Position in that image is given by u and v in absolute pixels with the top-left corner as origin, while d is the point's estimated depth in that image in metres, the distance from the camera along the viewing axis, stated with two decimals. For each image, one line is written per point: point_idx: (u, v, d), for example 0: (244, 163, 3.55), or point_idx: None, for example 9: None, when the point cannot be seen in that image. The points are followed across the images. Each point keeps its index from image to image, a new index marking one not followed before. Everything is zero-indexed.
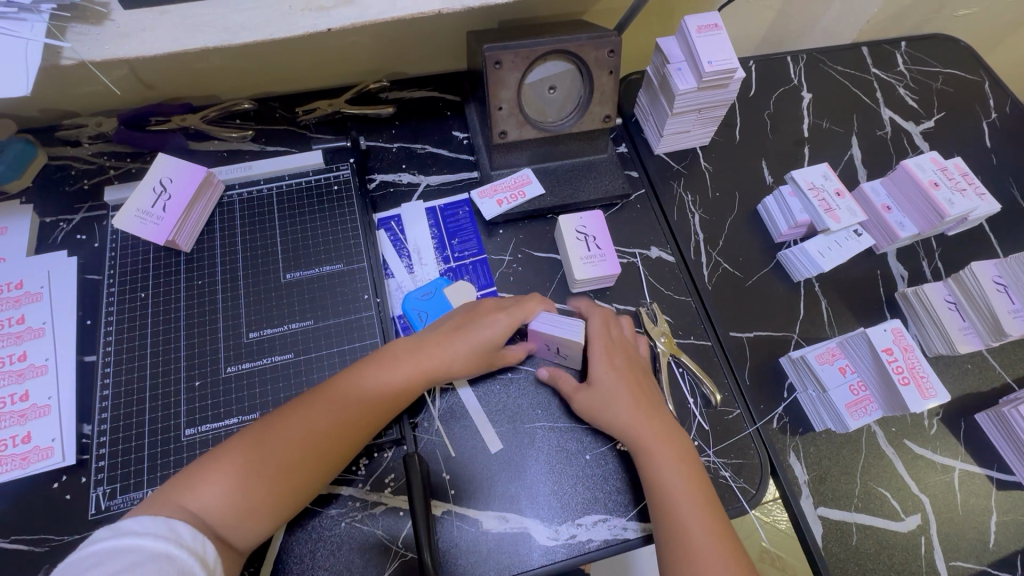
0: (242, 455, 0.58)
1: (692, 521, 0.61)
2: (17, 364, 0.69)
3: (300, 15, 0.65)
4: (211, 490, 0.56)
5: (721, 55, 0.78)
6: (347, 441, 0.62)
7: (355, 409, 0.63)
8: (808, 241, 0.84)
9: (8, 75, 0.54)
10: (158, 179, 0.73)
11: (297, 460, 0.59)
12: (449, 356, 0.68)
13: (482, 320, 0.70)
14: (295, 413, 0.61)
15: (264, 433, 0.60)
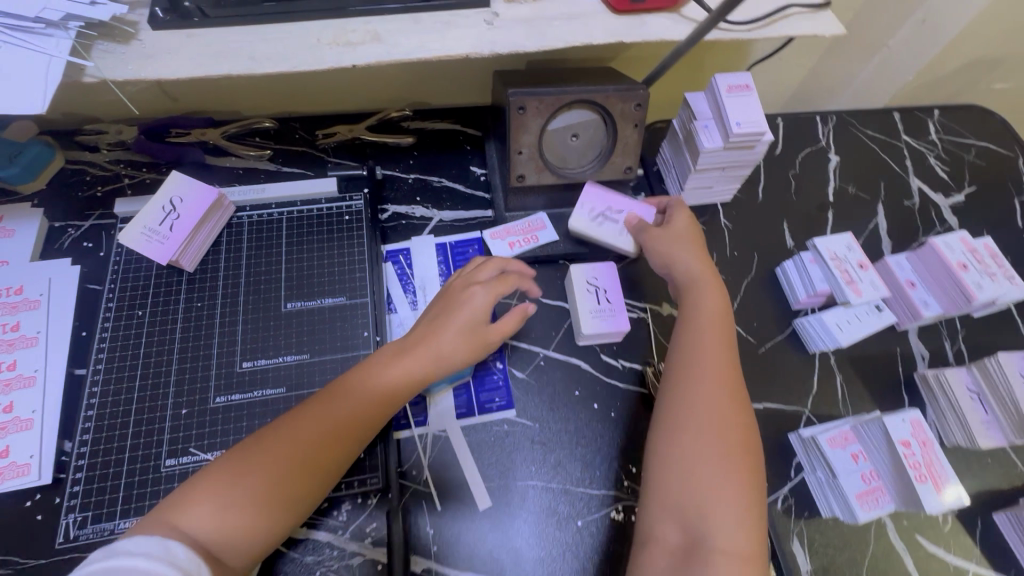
0: (247, 465, 0.55)
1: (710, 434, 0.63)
2: (6, 374, 0.68)
3: (326, 49, 0.65)
4: (205, 512, 0.52)
5: (751, 116, 0.77)
6: (348, 436, 0.60)
7: (354, 401, 0.61)
8: (826, 312, 0.81)
9: (27, 90, 0.54)
10: (168, 198, 0.72)
11: (312, 449, 0.58)
12: (440, 347, 0.65)
13: (463, 312, 0.67)
14: (292, 419, 0.59)
15: (260, 442, 0.57)
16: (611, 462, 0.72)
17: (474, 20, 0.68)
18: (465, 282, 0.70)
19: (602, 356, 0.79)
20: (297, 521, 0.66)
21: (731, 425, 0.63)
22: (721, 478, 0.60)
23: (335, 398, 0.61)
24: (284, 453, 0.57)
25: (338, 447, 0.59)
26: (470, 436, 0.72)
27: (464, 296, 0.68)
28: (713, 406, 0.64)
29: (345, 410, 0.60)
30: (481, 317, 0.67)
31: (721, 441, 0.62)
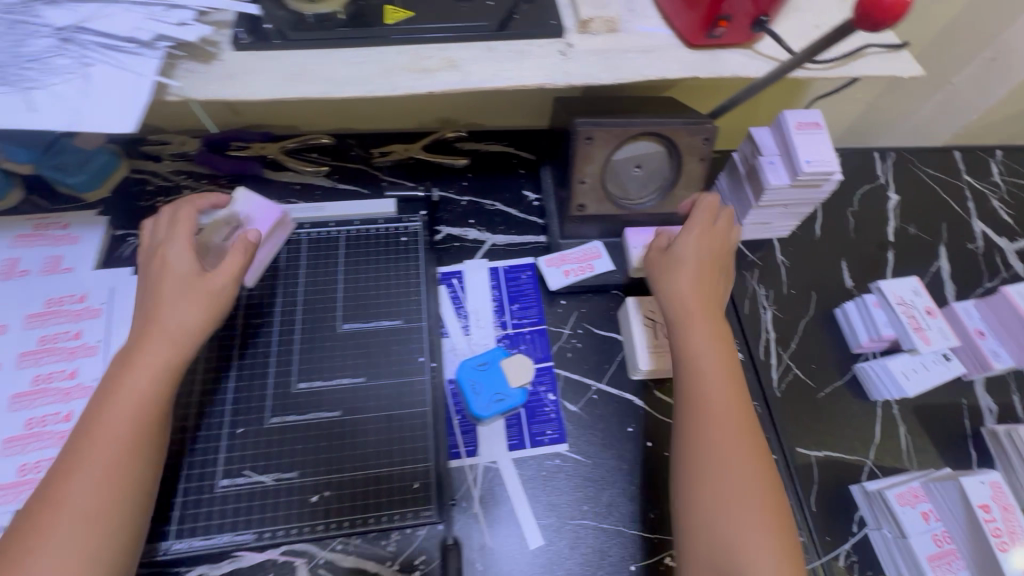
0: (53, 504, 0.52)
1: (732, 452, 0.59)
2: (66, 382, 0.68)
3: (401, 74, 0.65)
4: (33, 573, 0.49)
5: (821, 155, 0.75)
6: (128, 452, 0.55)
7: (111, 413, 0.56)
8: (891, 359, 0.79)
9: (117, 109, 0.54)
10: (234, 215, 0.72)
11: (102, 471, 0.53)
12: (164, 329, 0.60)
13: (180, 274, 0.62)
14: (75, 442, 0.55)
15: (64, 474, 0.53)
16: (664, 504, 0.70)
17: (547, 50, 0.68)
18: (153, 249, 0.65)
19: (655, 392, 0.77)
20: (344, 548, 0.63)
21: (726, 400, 0.62)
22: (718, 461, 0.59)
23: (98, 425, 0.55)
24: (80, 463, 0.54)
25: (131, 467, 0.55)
26: (522, 469, 0.70)
27: (161, 262, 0.63)
28: (704, 382, 0.63)
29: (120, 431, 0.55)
30: (198, 270, 0.63)
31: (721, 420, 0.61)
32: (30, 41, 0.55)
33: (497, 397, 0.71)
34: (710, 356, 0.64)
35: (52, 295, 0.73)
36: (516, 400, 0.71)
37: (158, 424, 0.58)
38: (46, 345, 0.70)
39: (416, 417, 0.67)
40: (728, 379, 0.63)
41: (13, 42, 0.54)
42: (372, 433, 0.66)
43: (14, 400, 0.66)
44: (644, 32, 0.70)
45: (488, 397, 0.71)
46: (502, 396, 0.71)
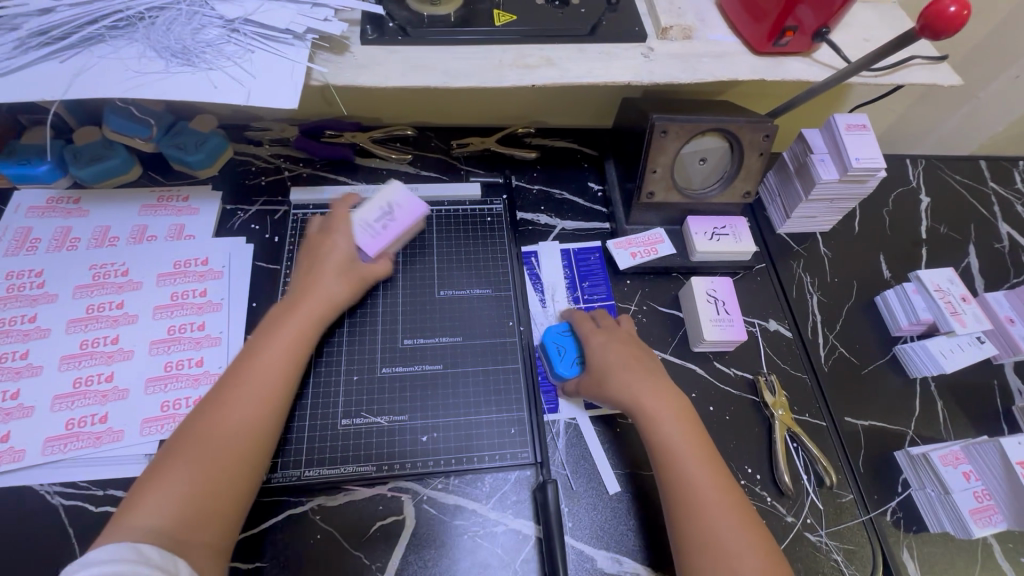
0: (194, 438, 0.59)
1: (701, 480, 0.64)
2: (196, 333, 0.76)
3: (508, 69, 0.74)
4: (160, 495, 0.56)
5: (869, 153, 0.83)
6: (267, 401, 0.63)
7: (260, 366, 0.65)
8: (929, 340, 0.86)
9: (278, 89, 0.63)
10: (387, 202, 0.80)
11: (245, 413, 0.62)
12: (314, 303, 0.71)
13: (333, 259, 0.75)
14: (220, 388, 0.63)
15: (207, 413, 0.61)
16: (727, 461, 0.77)
17: (631, 53, 0.77)
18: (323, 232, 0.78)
19: (714, 363, 0.85)
20: (444, 487, 0.71)
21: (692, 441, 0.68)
22: (690, 496, 0.64)
23: (246, 374, 0.64)
24: (228, 406, 0.61)
25: (265, 416, 0.63)
26: (600, 428, 0.76)
27: (327, 246, 0.76)
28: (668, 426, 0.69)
29: (265, 383, 0.64)
30: (349, 256, 0.76)
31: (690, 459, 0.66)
32: (205, 30, 0.64)
33: (576, 360, 0.77)
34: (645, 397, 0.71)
35: (180, 257, 0.82)
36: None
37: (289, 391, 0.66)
38: (177, 301, 0.78)
39: (507, 373, 0.78)
40: (677, 419, 0.69)
41: (191, 30, 0.63)
42: (470, 384, 0.76)
43: (153, 346, 0.74)
44: (716, 40, 0.79)
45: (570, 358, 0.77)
46: (582, 359, 0.77)
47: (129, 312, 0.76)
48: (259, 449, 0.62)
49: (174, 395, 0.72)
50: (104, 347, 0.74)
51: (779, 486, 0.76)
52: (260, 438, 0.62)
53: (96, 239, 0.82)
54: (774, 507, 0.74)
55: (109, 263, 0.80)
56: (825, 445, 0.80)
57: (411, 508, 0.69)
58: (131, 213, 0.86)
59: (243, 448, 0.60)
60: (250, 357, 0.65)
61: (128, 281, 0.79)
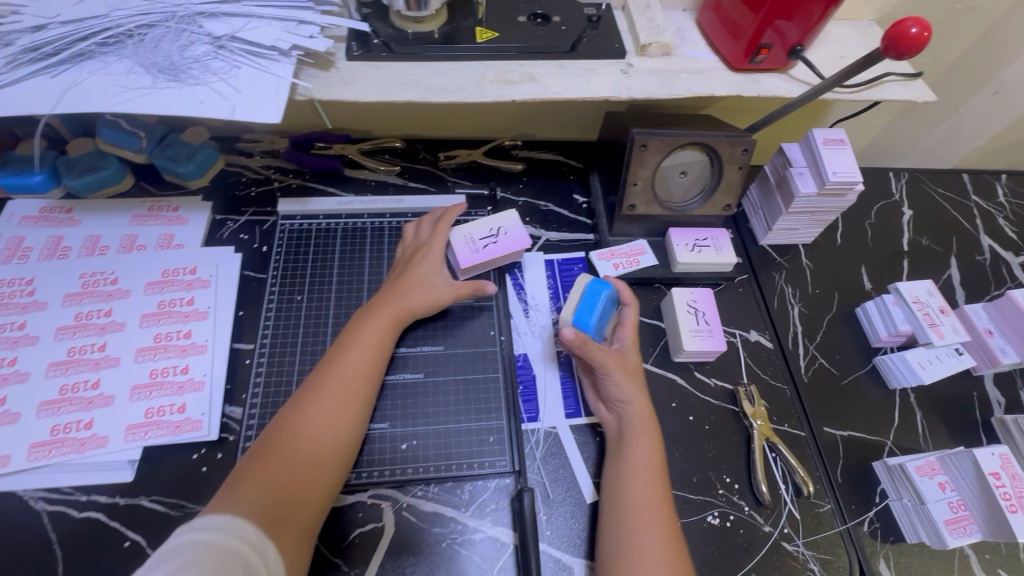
0: (296, 425, 0.63)
1: (643, 493, 0.67)
2: (183, 341, 0.78)
3: (490, 85, 0.76)
4: (266, 475, 0.59)
5: (846, 167, 0.85)
6: (357, 396, 0.67)
7: (355, 365, 0.69)
8: (908, 351, 0.87)
9: (263, 103, 0.65)
10: (499, 225, 0.84)
11: (339, 406, 0.66)
12: (401, 309, 0.75)
13: (419, 270, 0.79)
14: (316, 381, 0.67)
15: (306, 403, 0.65)
16: (705, 471, 0.78)
17: (611, 69, 0.79)
18: (418, 245, 0.83)
19: (695, 373, 0.86)
20: (423, 494, 0.72)
21: (652, 460, 0.70)
22: (627, 508, 0.66)
23: (339, 370, 0.68)
24: (324, 400, 0.65)
25: (357, 410, 0.67)
26: (578, 434, 0.78)
27: (417, 258, 0.80)
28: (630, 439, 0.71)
29: (358, 380, 0.68)
30: (440, 271, 0.79)
31: (642, 476, 0.68)
32: (192, 47, 0.66)
33: (598, 326, 0.79)
34: (632, 406, 0.73)
35: (168, 266, 0.83)
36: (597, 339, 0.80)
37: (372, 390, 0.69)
38: (165, 309, 0.80)
39: (488, 382, 0.79)
40: (643, 435, 0.71)
41: (179, 47, 0.65)
42: (450, 393, 0.77)
43: (139, 353, 0.76)
44: (694, 57, 0.81)
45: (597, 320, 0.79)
46: (597, 330, 0.80)
47: (117, 320, 0.78)
48: (350, 439, 0.65)
49: (158, 402, 0.73)
50: (91, 354, 0.75)
51: (758, 496, 0.76)
52: (352, 430, 0.66)
53: (87, 247, 0.84)
54: (751, 516, 0.75)
55: (99, 271, 0.82)
56: (803, 455, 0.80)
57: (390, 516, 0.70)
58: (122, 223, 0.88)
59: (336, 437, 0.64)
60: (340, 354, 0.69)
61: (117, 289, 0.80)
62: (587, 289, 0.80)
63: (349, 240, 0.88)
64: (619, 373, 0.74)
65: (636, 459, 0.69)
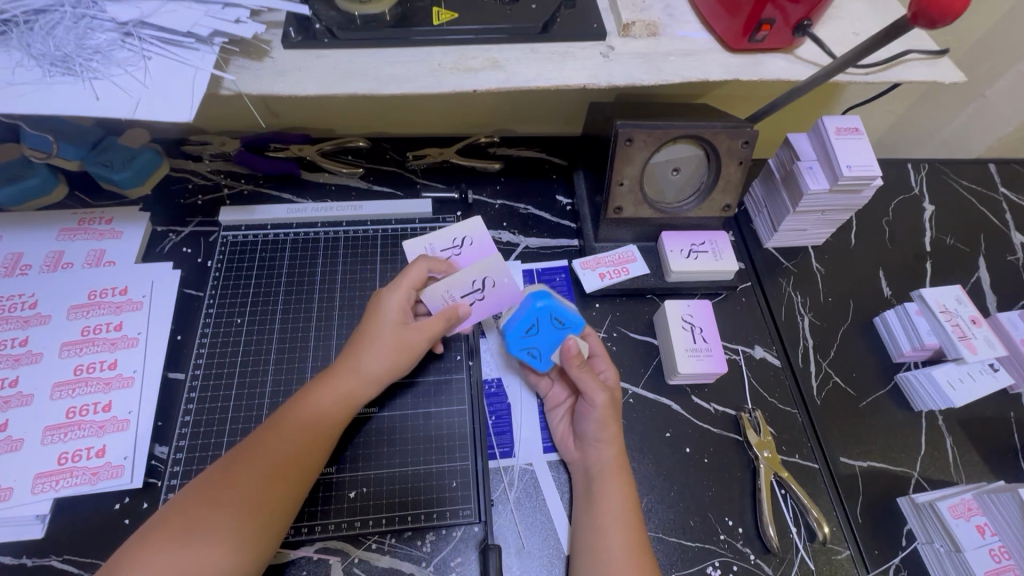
0: (206, 506, 0.53)
1: (616, 556, 0.57)
2: (106, 373, 0.69)
3: (448, 73, 0.66)
4: (160, 567, 0.50)
5: (862, 160, 0.74)
6: (288, 482, 0.56)
7: (290, 443, 0.58)
8: (935, 368, 0.76)
9: (175, 100, 0.55)
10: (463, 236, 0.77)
11: (263, 491, 0.55)
12: (359, 377, 0.63)
13: (386, 323, 0.65)
14: (241, 457, 0.57)
15: (226, 482, 0.55)
16: (704, 513, 0.68)
17: (590, 52, 0.69)
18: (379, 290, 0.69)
19: (693, 398, 0.76)
20: (379, 548, 0.63)
21: (627, 508, 0.60)
22: (600, 567, 0.57)
23: (273, 445, 0.57)
24: (246, 483, 0.55)
25: (289, 497, 0.56)
26: (559, 473, 0.68)
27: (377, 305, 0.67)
28: (601, 485, 0.62)
29: (292, 461, 0.57)
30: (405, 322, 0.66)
31: (617, 527, 0.59)
32: (92, 35, 0.56)
33: (529, 351, 0.68)
34: (605, 448, 0.63)
35: (95, 287, 0.75)
36: (540, 366, 0.69)
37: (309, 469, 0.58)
38: (88, 336, 0.71)
39: (452, 415, 0.70)
40: (618, 479, 0.62)
41: (76, 35, 0.56)
42: (410, 428, 0.69)
43: (55, 389, 0.67)
44: (685, 36, 0.71)
45: (525, 343, 0.68)
46: (535, 355, 0.69)
47: (34, 350, 0.69)
48: (275, 530, 0.55)
49: (75, 446, 0.64)
50: (1, 391, 0.66)
51: (765, 542, 0.66)
52: (277, 515, 0.55)
53: (5, 267, 0.75)
54: (757, 566, 0.65)
55: (17, 294, 0.73)
56: (816, 492, 0.70)
57: (340, 574, 0.61)
58: (47, 238, 0.78)
59: (256, 527, 0.54)
60: (282, 422, 0.59)
61: (36, 314, 0.72)
62: (524, 305, 0.67)
63: (299, 252, 0.80)
64: (602, 411, 0.63)
65: (608, 510, 0.60)
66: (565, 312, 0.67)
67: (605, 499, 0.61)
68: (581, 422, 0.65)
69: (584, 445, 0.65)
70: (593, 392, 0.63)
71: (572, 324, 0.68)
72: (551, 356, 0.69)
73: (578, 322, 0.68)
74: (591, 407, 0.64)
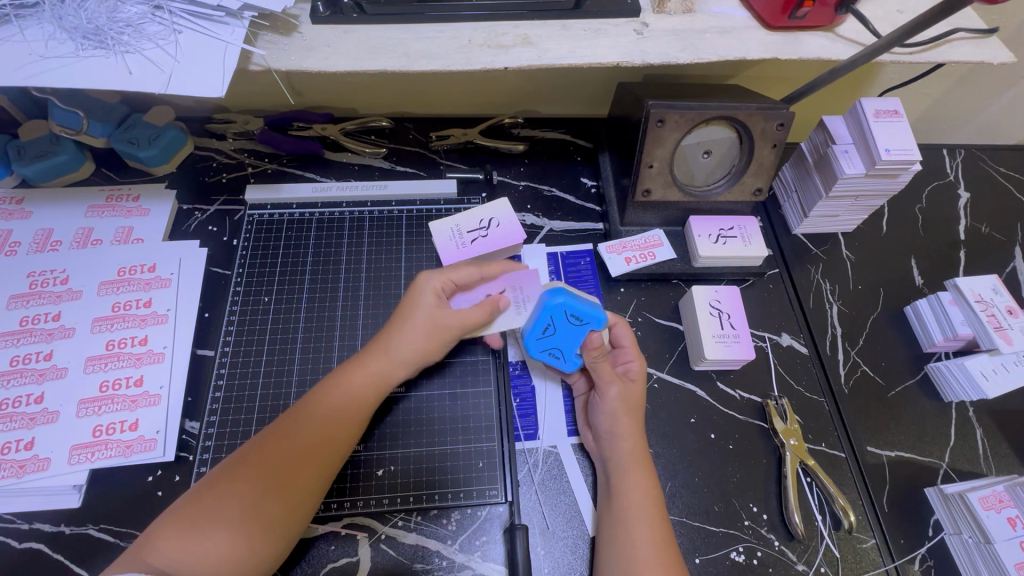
0: (238, 478, 0.54)
1: (641, 544, 0.56)
2: (138, 348, 0.70)
3: (479, 50, 0.64)
4: (186, 538, 0.50)
5: (900, 143, 0.71)
6: (314, 462, 0.56)
7: (320, 421, 0.58)
8: (968, 358, 0.74)
9: (205, 75, 0.54)
10: (490, 217, 0.77)
11: (294, 469, 0.55)
12: (392, 359, 0.63)
13: (423, 306, 0.65)
14: (273, 433, 0.57)
15: (256, 457, 0.55)
16: (729, 499, 0.68)
17: (623, 29, 0.67)
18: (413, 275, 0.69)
19: (718, 384, 0.75)
20: (405, 525, 0.64)
21: (649, 501, 0.59)
22: (624, 555, 0.56)
23: (303, 423, 0.58)
24: (275, 458, 0.55)
25: (319, 472, 0.57)
26: (583, 456, 0.68)
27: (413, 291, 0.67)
28: (621, 479, 0.61)
29: (321, 438, 0.57)
30: (441, 309, 0.66)
31: (637, 521, 0.58)
32: (122, 8, 0.56)
33: (552, 351, 0.67)
34: (621, 443, 0.63)
35: (124, 264, 0.75)
36: (566, 366, 0.68)
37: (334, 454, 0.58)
38: (119, 312, 0.72)
39: (479, 397, 0.71)
40: (638, 473, 0.61)
41: (107, 8, 0.55)
42: (435, 410, 0.69)
43: (88, 363, 0.68)
44: (721, 13, 0.69)
45: (546, 343, 0.66)
46: (558, 354, 0.67)
47: (66, 324, 0.71)
48: (304, 503, 0.56)
49: (109, 419, 0.66)
50: (36, 363, 0.68)
51: (790, 529, 0.66)
52: (302, 497, 0.55)
53: (37, 242, 0.76)
54: (782, 553, 0.65)
55: (48, 269, 0.74)
56: (842, 480, 0.70)
57: (367, 549, 0.62)
58: (76, 214, 0.79)
59: (285, 501, 0.54)
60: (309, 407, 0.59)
61: (67, 290, 0.73)
62: (540, 304, 0.65)
63: (325, 231, 0.80)
64: (614, 403, 0.63)
65: (627, 505, 0.59)
66: (581, 308, 0.64)
67: (627, 491, 0.60)
68: (595, 414, 0.66)
69: (602, 440, 0.65)
70: (606, 384, 0.64)
71: (592, 318, 0.64)
72: (574, 354, 0.66)
73: (599, 315, 0.64)
74: (602, 399, 0.64)
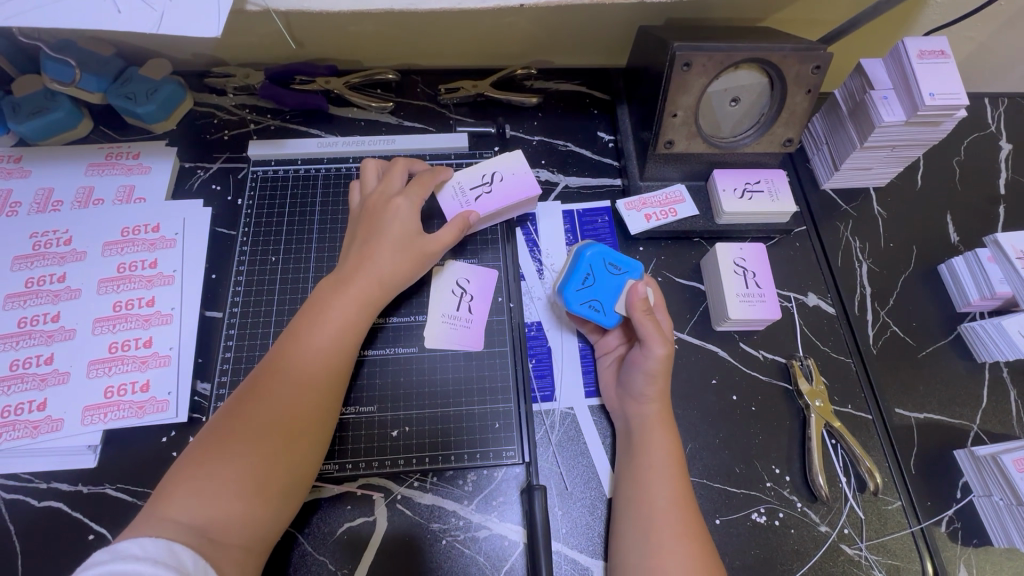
0: (241, 426, 0.52)
1: (665, 503, 0.55)
2: (145, 310, 0.68)
3: None
4: (199, 486, 0.49)
5: (946, 87, 0.66)
6: (310, 402, 0.55)
7: (307, 356, 0.56)
8: (1006, 317, 0.70)
9: (200, 12, 0.50)
10: (493, 171, 0.73)
11: (291, 409, 0.54)
12: (373, 283, 0.61)
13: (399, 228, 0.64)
14: (264, 375, 0.55)
15: (246, 404, 0.53)
16: (751, 461, 0.67)
17: None
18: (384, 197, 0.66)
19: (741, 344, 0.72)
20: (420, 485, 0.63)
21: (671, 459, 0.58)
22: (647, 514, 0.55)
23: (295, 360, 0.56)
24: (271, 398, 0.54)
25: (314, 408, 0.55)
26: (601, 418, 0.66)
27: (388, 212, 0.65)
28: (645, 441, 0.59)
29: (315, 373, 0.56)
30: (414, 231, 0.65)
31: (659, 480, 0.56)
32: None
33: (590, 304, 0.65)
34: (648, 403, 0.60)
35: (127, 224, 0.73)
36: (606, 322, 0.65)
37: (330, 388, 0.57)
38: (125, 273, 0.70)
39: (494, 357, 0.69)
40: (661, 433, 0.59)
41: None
42: (448, 369, 0.68)
43: (96, 324, 0.67)
44: None
45: (584, 295, 0.65)
46: (598, 308, 0.65)
47: (72, 286, 0.69)
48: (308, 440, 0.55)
49: (119, 380, 0.65)
50: (43, 325, 0.67)
51: (813, 490, 0.65)
52: (306, 437, 0.54)
53: (37, 203, 0.74)
54: (804, 514, 0.64)
55: (51, 230, 0.72)
56: (868, 442, 0.68)
57: (384, 509, 0.62)
58: (76, 173, 0.76)
59: (291, 442, 0.53)
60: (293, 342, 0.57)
61: (71, 251, 0.71)
62: (575, 255, 0.67)
63: (331, 189, 0.77)
64: (658, 365, 0.59)
65: (648, 464, 0.58)
66: (619, 256, 0.67)
67: (646, 450, 0.59)
68: (628, 371, 0.63)
69: (628, 397, 0.63)
70: (652, 344, 0.59)
71: (629, 267, 0.66)
72: (615, 307, 0.64)
73: (636, 264, 0.66)
74: (647, 357, 0.60)
